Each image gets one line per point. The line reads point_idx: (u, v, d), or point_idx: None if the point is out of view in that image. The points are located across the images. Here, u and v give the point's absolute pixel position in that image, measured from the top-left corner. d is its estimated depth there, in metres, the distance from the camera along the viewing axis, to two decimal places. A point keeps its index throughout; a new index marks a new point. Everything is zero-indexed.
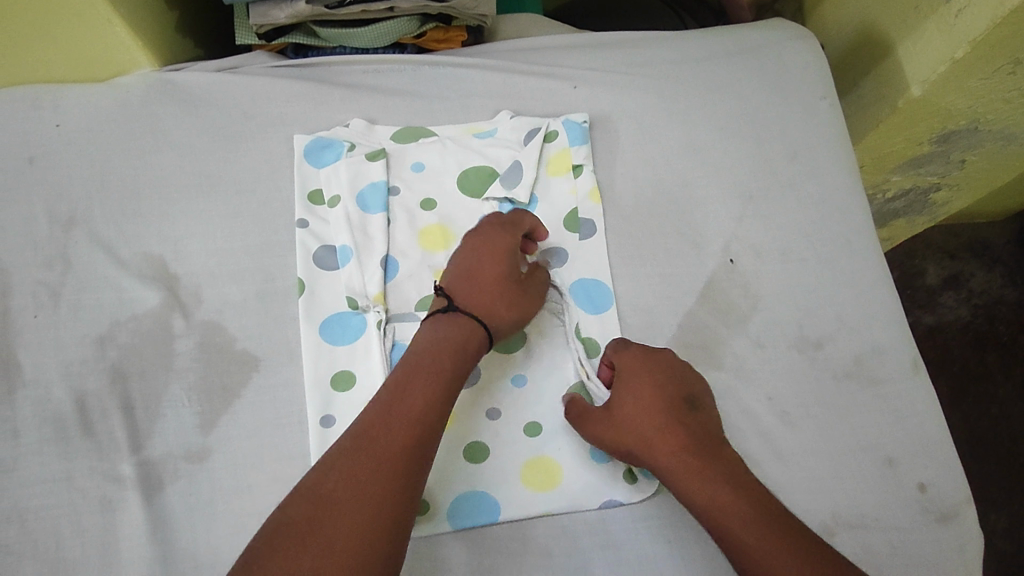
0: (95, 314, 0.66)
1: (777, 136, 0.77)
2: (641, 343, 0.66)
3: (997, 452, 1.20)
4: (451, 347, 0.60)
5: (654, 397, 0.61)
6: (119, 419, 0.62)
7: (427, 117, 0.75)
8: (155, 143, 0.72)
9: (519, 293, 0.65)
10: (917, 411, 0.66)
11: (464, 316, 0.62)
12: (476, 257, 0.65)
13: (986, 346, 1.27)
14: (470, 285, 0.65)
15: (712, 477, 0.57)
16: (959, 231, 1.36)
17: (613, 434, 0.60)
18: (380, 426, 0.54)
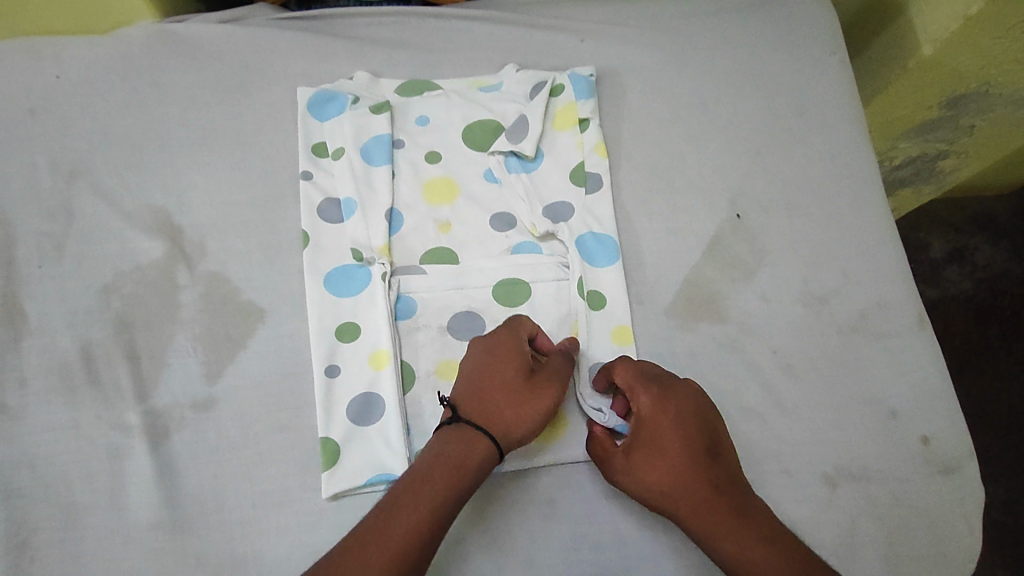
0: (100, 264, 0.65)
1: (785, 92, 0.76)
2: (662, 376, 0.60)
3: (999, 425, 1.19)
4: (457, 462, 0.54)
5: (669, 439, 0.57)
6: (125, 368, 0.62)
7: (433, 70, 0.75)
8: (157, 95, 0.72)
9: (532, 394, 0.58)
10: (921, 366, 0.66)
11: (468, 429, 0.56)
12: (483, 361, 0.59)
13: (989, 319, 1.26)
14: (477, 392, 0.58)
15: (740, 535, 0.53)
16: (964, 204, 1.35)
17: (630, 485, 0.57)
18: (380, 534, 0.51)
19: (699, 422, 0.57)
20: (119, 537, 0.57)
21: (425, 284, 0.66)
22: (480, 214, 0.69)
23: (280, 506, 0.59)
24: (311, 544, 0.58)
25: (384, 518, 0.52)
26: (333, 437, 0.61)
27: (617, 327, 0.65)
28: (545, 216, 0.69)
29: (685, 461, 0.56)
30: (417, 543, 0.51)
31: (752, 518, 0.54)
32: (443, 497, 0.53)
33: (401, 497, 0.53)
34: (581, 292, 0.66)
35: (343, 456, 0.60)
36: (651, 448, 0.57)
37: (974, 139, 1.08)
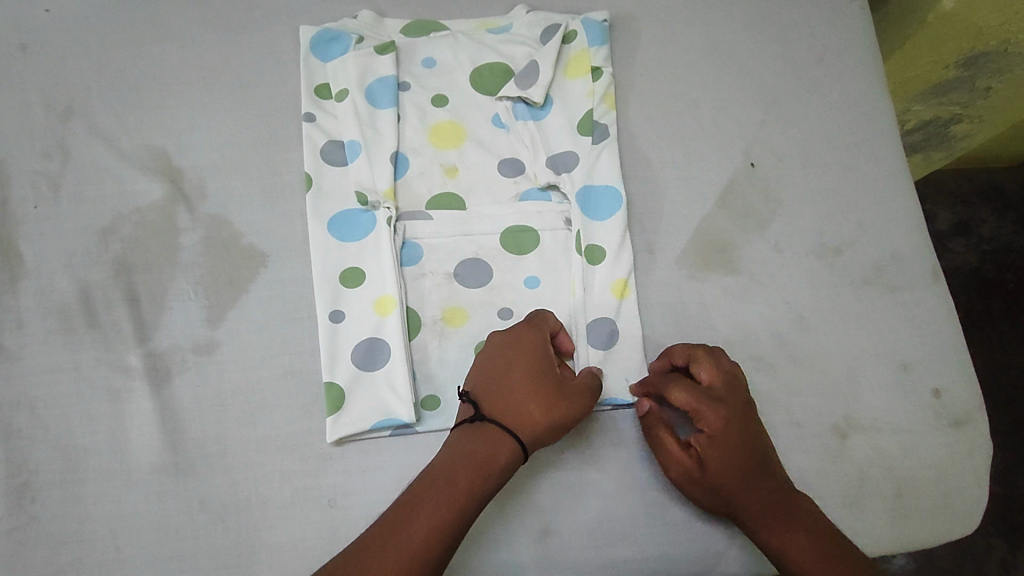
0: (97, 206, 0.63)
1: (803, 40, 0.74)
2: (720, 378, 0.57)
3: (998, 398, 1.19)
4: (481, 462, 0.52)
5: (734, 447, 0.55)
6: (125, 310, 0.60)
7: (440, 11, 0.72)
8: (154, 32, 0.69)
9: (559, 394, 0.55)
10: (934, 321, 0.65)
11: (489, 426, 0.54)
12: (507, 360, 0.57)
13: (993, 293, 1.25)
14: (500, 389, 0.56)
15: (799, 539, 0.53)
16: (974, 174, 1.33)
17: (696, 489, 0.56)
18: (404, 525, 0.50)
19: (753, 421, 0.57)
20: (121, 480, 0.56)
21: (431, 230, 0.64)
22: (488, 160, 0.67)
23: (284, 450, 0.58)
24: (316, 490, 0.57)
25: (407, 510, 0.50)
26: (337, 382, 0.59)
27: (616, 281, 0.64)
28: (551, 166, 0.67)
29: (749, 463, 0.55)
30: (441, 534, 0.50)
31: (810, 519, 0.54)
32: (469, 492, 0.51)
33: (425, 489, 0.52)
34: (579, 247, 0.64)
35: (347, 402, 0.59)
36: (717, 458, 0.55)
37: (989, 102, 1.06)
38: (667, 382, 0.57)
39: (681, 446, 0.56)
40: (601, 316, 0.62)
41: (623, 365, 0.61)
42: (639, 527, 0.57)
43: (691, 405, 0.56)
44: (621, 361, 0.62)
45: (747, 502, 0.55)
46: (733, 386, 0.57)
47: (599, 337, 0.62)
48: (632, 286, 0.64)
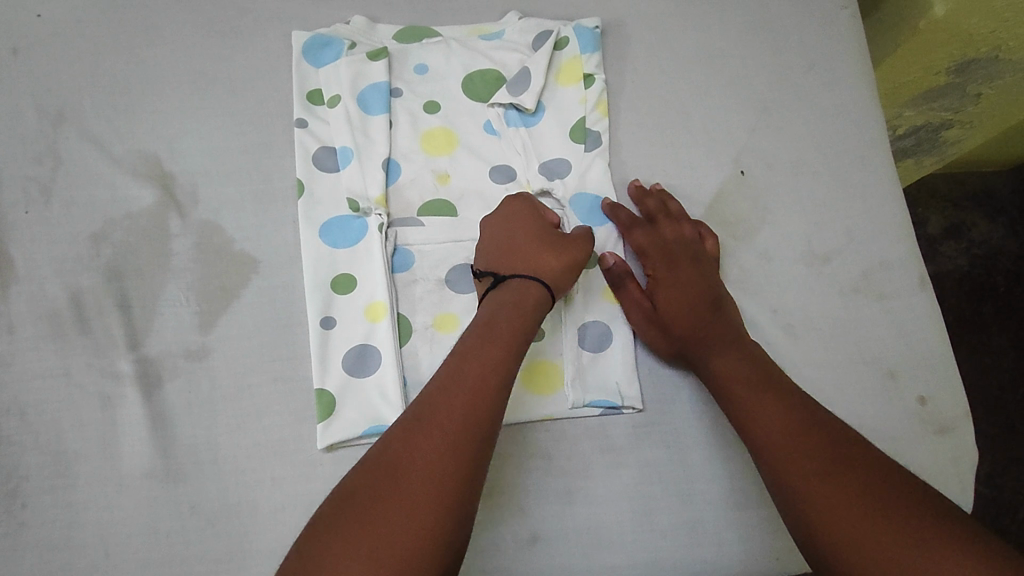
0: (89, 212, 0.63)
1: (793, 48, 0.74)
2: (675, 231, 0.65)
3: (987, 402, 1.20)
4: (515, 307, 0.57)
5: (678, 284, 0.63)
6: (116, 317, 0.60)
7: (432, 17, 0.72)
8: (145, 37, 0.69)
9: (563, 242, 0.62)
10: (921, 328, 0.66)
11: (513, 280, 0.59)
12: (507, 225, 0.63)
13: (983, 296, 1.26)
14: (509, 252, 0.61)
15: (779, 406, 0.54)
16: (965, 178, 1.34)
17: (642, 323, 0.63)
18: (410, 465, 0.47)
19: (703, 268, 0.64)
20: (112, 486, 0.56)
21: (423, 236, 0.64)
22: (479, 166, 0.67)
23: (276, 456, 0.58)
24: (307, 496, 0.57)
25: (409, 449, 0.48)
26: (328, 390, 0.60)
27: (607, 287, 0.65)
28: (541, 172, 0.68)
29: (692, 297, 0.62)
30: (457, 461, 0.47)
31: (759, 363, 0.58)
32: (471, 413, 0.49)
33: (419, 425, 0.49)
34: None
35: (338, 409, 0.59)
36: (662, 294, 0.63)
37: (980, 107, 1.07)
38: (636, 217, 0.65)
39: (642, 293, 0.64)
40: (595, 320, 0.64)
41: (612, 371, 0.62)
42: (626, 533, 0.58)
43: (648, 243, 0.65)
44: (612, 365, 0.62)
45: (688, 337, 0.60)
46: (687, 237, 0.65)
47: (593, 340, 0.63)
48: None
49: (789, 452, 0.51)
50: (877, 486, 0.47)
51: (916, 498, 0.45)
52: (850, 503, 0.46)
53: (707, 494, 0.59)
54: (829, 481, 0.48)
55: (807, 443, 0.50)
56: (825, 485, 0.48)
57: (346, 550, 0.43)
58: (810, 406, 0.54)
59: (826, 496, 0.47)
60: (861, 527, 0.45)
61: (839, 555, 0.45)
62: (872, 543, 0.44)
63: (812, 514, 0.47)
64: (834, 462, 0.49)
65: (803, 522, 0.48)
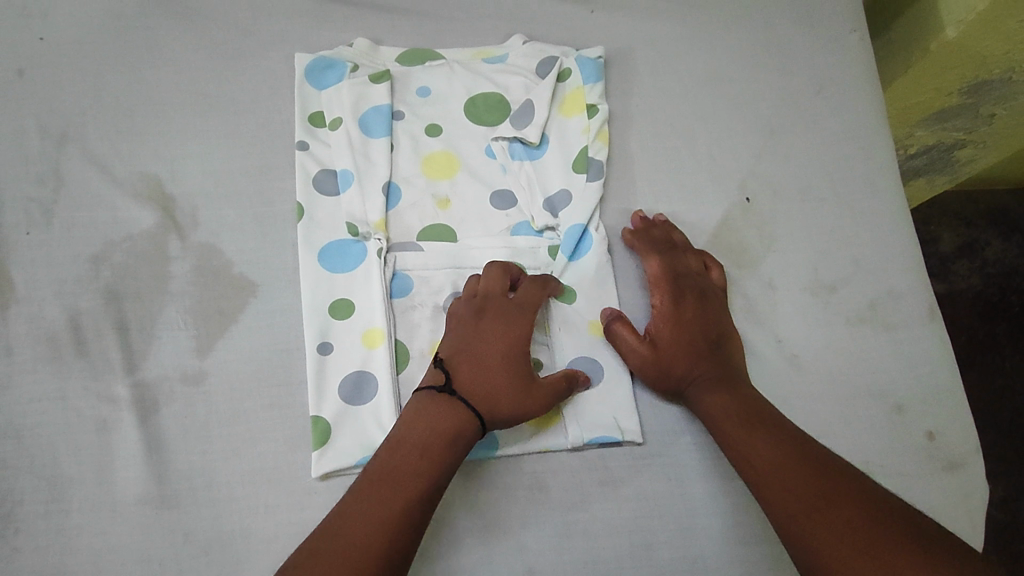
0: (90, 233, 0.63)
1: (802, 72, 0.73)
2: (683, 266, 0.64)
3: (1001, 424, 1.18)
4: (450, 435, 0.54)
5: (683, 320, 0.61)
6: (114, 340, 0.60)
7: (436, 39, 0.72)
8: (149, 58, 0.69)
9: (526, 389, 0.57)
10: (930, 360, 0.65)
11: (460, 404, 0.55)
12: (481, 329, 0.59)
13: (997, 316, 1.24)
14: (473, 361, 0.58)
15: (765, 448, 0.53)
16: (977, 197, 1.33)
17: (640, 353, 0.60)
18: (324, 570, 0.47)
19: (707, 307, 0.62)
20: (105, 512, 0.56)
21: (422, 261, 0.64)
22: (479, 191, 0.67)
23: (270, 484, 0.57)
24: (299, 524, 0.56)
25: (361, 509, 0.50)
26: (324, 416, 0.59)
27: (596, 318, 0.64)
28: (544, 208, 0.67)
29: (695, 336, 0.61)
30: (396, 531, 0.49)
31: (751, 403, 0.57)
32: (386, 531, 0.49)
33: (328, 543, 0.49)
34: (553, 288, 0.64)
35: (333, 436, 0.58)
36: (667, 327, 0.61)
37: (993, 128, 1.05)
38: (650, 250, 0.64)
39: (640, 339, 0.61)
40: (583, 356, 0.62)
41: (611, 401, 0.61)
42: (625, 568, 0.56)
43: (657, 275, 0.64)
44: (610, 398, 0.61)
45: (688, 376, 0.59)
46: (693, 275, 0.64)
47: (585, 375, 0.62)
48: None
49: (795, 509, 0.49)
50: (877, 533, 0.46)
51: (894, 530, 0.46)
52: (839, 535, 0.46)
53: (709, 528, 0.58)
54: (835, 532, 0.47)
55: (795, 480, 0.50)
56: (831, 534, 0.47)
57: None
58: (802, 445, 0.53)
59: (815, 528, 0.47)
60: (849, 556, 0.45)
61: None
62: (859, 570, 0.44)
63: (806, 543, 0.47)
64: (816, 499, 0.49)
65: (797, 547, 0.48)
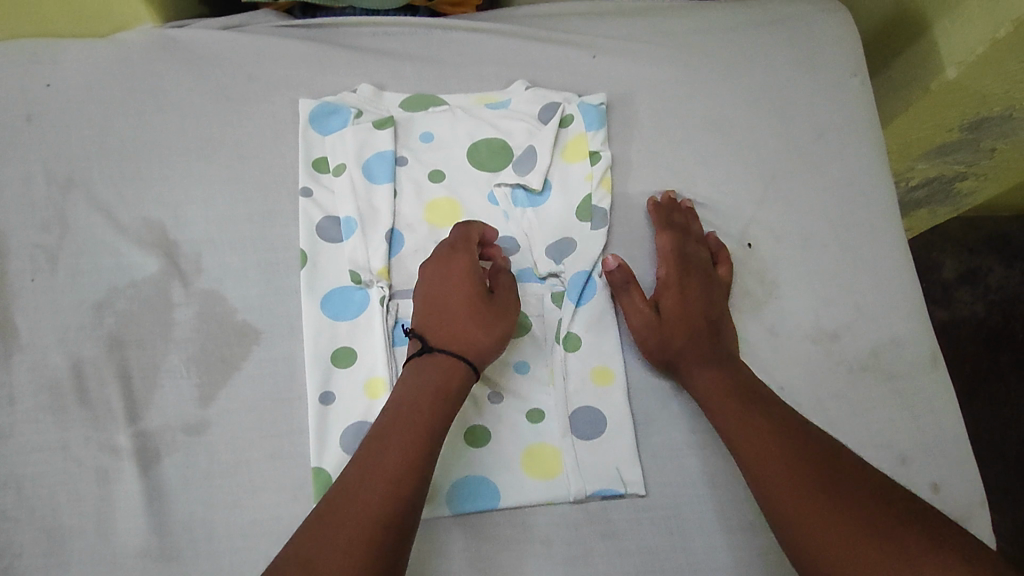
0: (94, 280, 0.64)
1: (804, 115, 0.73)
2: (696, 250, 0.67)
3: (1006, 453, 1.18)
4: (441, 384, 0.56)
5: (688, 298, 0.64)
6: (116, 388, 0.60)
7: (439, 84, 0.72)
8: (154, 104, 0.69)
9: (492, 312, 0.60)
10: (934, 410, 0.64)
11: (441, 356, 0.58)
12: (438, 284, 0.61)
13: (1000, 345, 1.24)
14: (439, 316, 0.60)
15: (760, 432, 0.56)
16: (979, 223, 1.33)
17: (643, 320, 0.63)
18: (337, 530, 0.47)
19: (713, 292, 0.65)
20: (106, 565, 0.56)
21: None
22: None
23: (271, 536, 0.57)
24: None
25: (368, 468, 0.51)
26: (325, 468, 0.59)
27: (599, 367, 0.64)
28: (550, 254, 0.67)
29: (701, 314, 0.64)
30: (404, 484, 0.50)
31: (746, 382, 0.60)
32: (394, 484, 0.50)
33: (338, 506, 0.49)
34: (557, 336, 0.64)
35: None
36: (673, 301, 0.64)
37: (993, 162, 1.06)
38: (667, 226, 0.67)
39: (648, 303, 0.64)
40: (586, 405, 0.62)
41: (613, 452, 0.61)
42: None
43: (669, 253, 0.66)
44: (613, 448, 0.61)
45: (688, 350, 0.62)
46: (705, 263, 0.66)
47: (587, 425, 0.62)
48: (617, 373, 0.64)
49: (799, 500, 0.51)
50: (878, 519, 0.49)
51: (888, 516, 0.49)
52: (817, 509, 0.50)
53: None
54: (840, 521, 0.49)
55: (780, 465, 0.53)
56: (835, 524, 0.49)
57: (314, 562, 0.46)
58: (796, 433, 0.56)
59: (806, 513, 0.50)
60: (819, 529, 0.49)
61: (803, 544, 0.50)
62: (826, 542, 0.48)
63: (776, 509, 0.52)
64: (797, 476, 0.52)
65: (792, 531, 0.51)
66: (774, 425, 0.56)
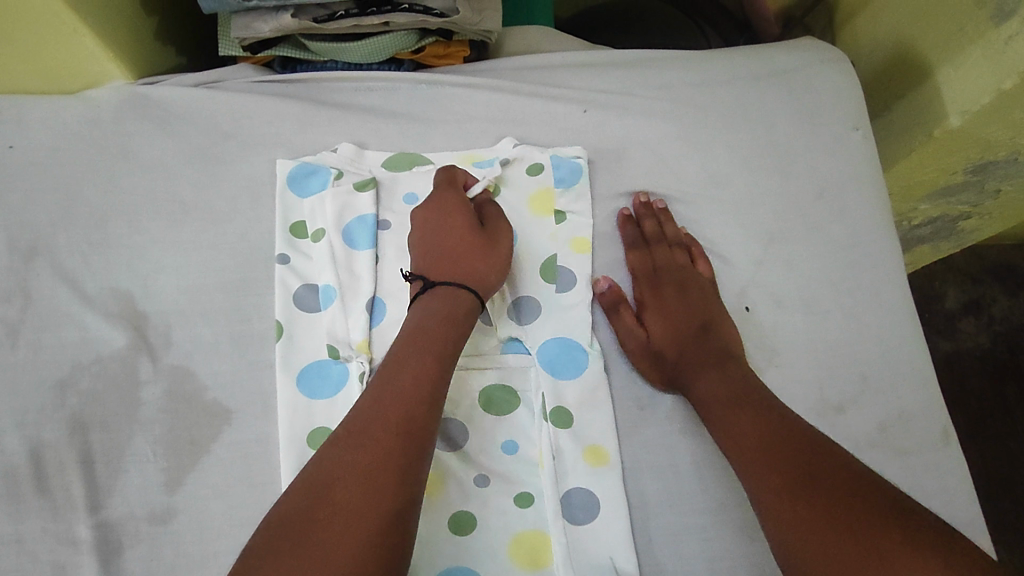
0: (57, 356, 0.60)
1: (804, 172, 0.70)
2: (666, 254, 0.66)
3: (1014, 491, 1.15)
4: (446, 313, 0.57)
5: (668, 307, 0.65)
6: (77, 475, 0.57)
7: (422, 141, 0.69)
8: (125, 166, 0.66)
9: (488, 245, 0.62)
10: (946, 489, 0.61)
11: (445, 288, 0.59)
12: (434, 225, 0.63)
13: (1005, 378, 1.22)
14: (438, 254, 0.62)
15: (750, 421, 0.55)
16: (982, 252, 1.31)
17: (633, 342, 0.63)
18: (361, 452, 0.48)
19: (697, 293, 0.65)
20: None
21: None
22: None
23: None
24: None
25: (383, 393, 0.52)
26: None
27: (591, 446, 0.60)
28: (511, 317, 0.63)
29: (688, 323, 0.63)
30: (421, 404, 0.51)
31: (738, 382, 0.58)
32: (411, 406, 0.51)
33: (358, 429, 0.50)
34: (545, 414, 0.60)
35: None
36: (655, 313, 0.65)
37: (998, 202, 1.03)
38: (638, 240, 0.67)
39: (635, 322, 0.64)
40: (576, 487, 0.58)
41: (606, 539, 0.57)
42: None
43: (640, 270, 0.67)
44: (606, 535, 0.57)
45: (679, 363, 0.62)
46: (682, 270, 0.66)
47: (579, 509, 0.58)
48: (610, 452, 0.60)
49: (786, 501, 0.49)
50: (870, 510, 0.46)
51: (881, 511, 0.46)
52: (806, 507, 0.48)
53: None
54: (829, 520, 0.46)
55: (766, 460, 0.52)
56: (824, 525, 0.46)
57: (339, 485, 0.47)
58: (792, 426, 0.54)
59: (795, 514, 0.48)
60: (812, 531, 0.47)
61: (792, 546, 0.47)
62: (805, 541, 0.47)
63: (761, 504, 0.51)
64: (791, 466, 0.51)
65: (781, 532, 0.48)
66: (769, 425, 0.54)
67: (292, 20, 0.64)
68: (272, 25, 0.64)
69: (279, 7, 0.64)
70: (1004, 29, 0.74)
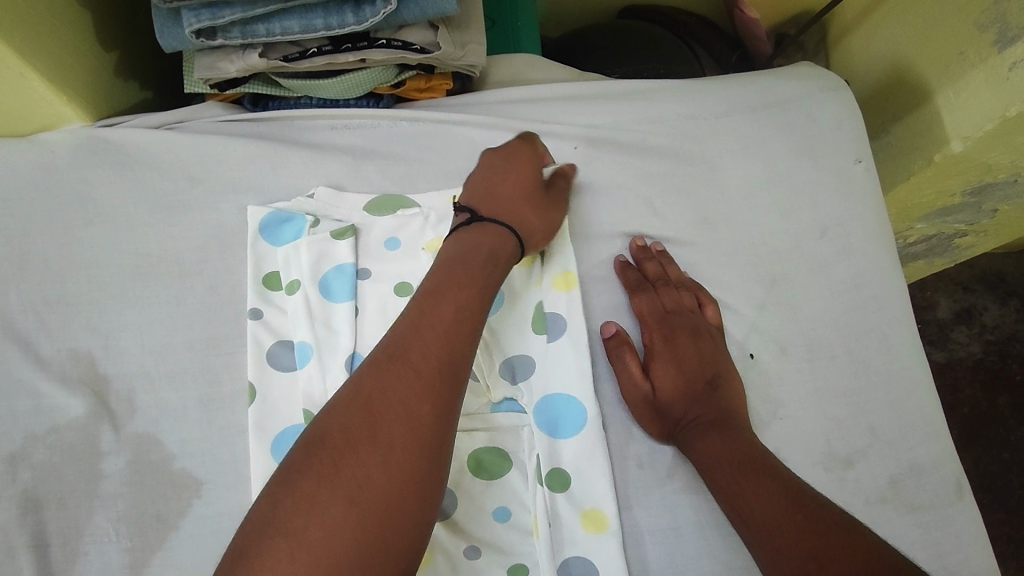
0: (6, 427, 0.55)
1: (805, 208, 0.67)
2: (676, 298, 0.62)
3: (1008, 502, 1.13)
4: (489, 249, 0.56)
5: (679, 353, 0.61)
6: (28, 560, 0.52)
7: (404, 184, 0.65)
8: (84, 215, 0.62)
9: (545, 204, 0.61)
10: (960, 545, 0.58)
11: (494, 226, 0.58)
12: (497, 172, 0.62)
13: (999, 389, 1.20)
14: (494, 196, 0.61)
15: (757, 484, 0.51)
16: (973, 261, 1.28)
17: (641, 394, 0.59)
18: (396, 377, 0.45)
19: (707, 342, 0.61)
20: None
21: None
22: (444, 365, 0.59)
23: None
24: None
25: (421, 319, 0.49)
26: None
27: (592, 509, 0.55)
28: (504, 374, 0.59)
29: (696, 375, 0.59)
30: (459, 340, 0.49)
31: (747, 446, 0.54)
32: (448, 338, 0.48)
33: (395, 353, 0.47)
34: (541, 476, 0.56)
35: None
36: (664, 362, 0.60)
37: (996, 222, 1.00)
38: (640, 283, 0.63)
39: (641, 372, 0.60)
40: (573, 555, 0.54)
41: None
42: None
43: (648, 315, 0.62)
44: None
45: (685, 419, 0.58)
46: (692, 317, 0.62)
47: None
48: (611, 516, 0.55)
49: None
50: None
51: None
52: None
53: None
54: None
55: (773, 527, 0.49)
56: None
57: (372, 410, 0.44)
58: (797, 493, 0.50)
59: None
60: None
61: None
62: None
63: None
64: (798, 535, 0.47)
65: None
66: (774, 490, 0.51)
67: (261, 60, 0.60)
68: (240, 65, 0.60)
69: (246, 46, 0.60)
70: (1008, 55, 0.70)
